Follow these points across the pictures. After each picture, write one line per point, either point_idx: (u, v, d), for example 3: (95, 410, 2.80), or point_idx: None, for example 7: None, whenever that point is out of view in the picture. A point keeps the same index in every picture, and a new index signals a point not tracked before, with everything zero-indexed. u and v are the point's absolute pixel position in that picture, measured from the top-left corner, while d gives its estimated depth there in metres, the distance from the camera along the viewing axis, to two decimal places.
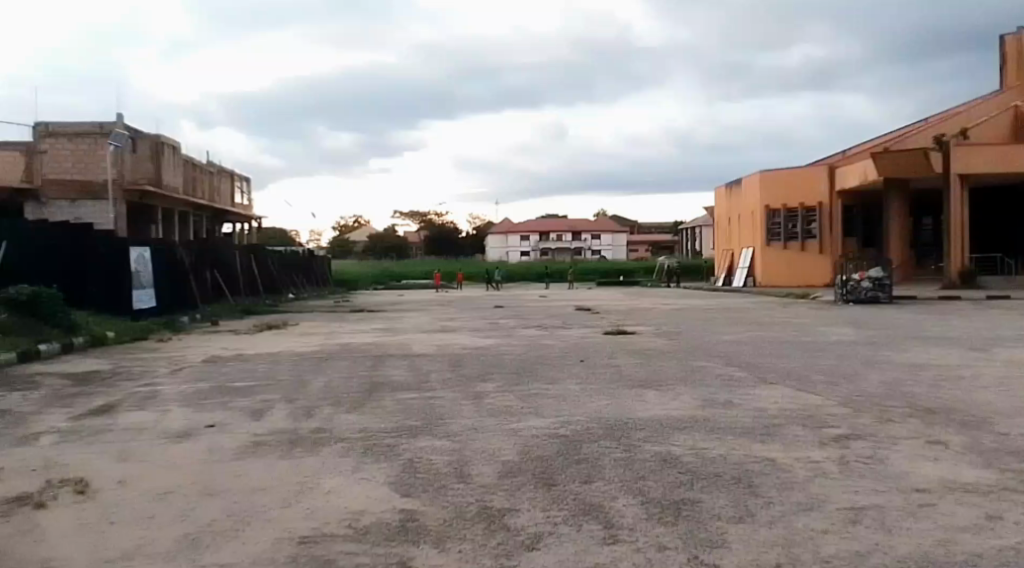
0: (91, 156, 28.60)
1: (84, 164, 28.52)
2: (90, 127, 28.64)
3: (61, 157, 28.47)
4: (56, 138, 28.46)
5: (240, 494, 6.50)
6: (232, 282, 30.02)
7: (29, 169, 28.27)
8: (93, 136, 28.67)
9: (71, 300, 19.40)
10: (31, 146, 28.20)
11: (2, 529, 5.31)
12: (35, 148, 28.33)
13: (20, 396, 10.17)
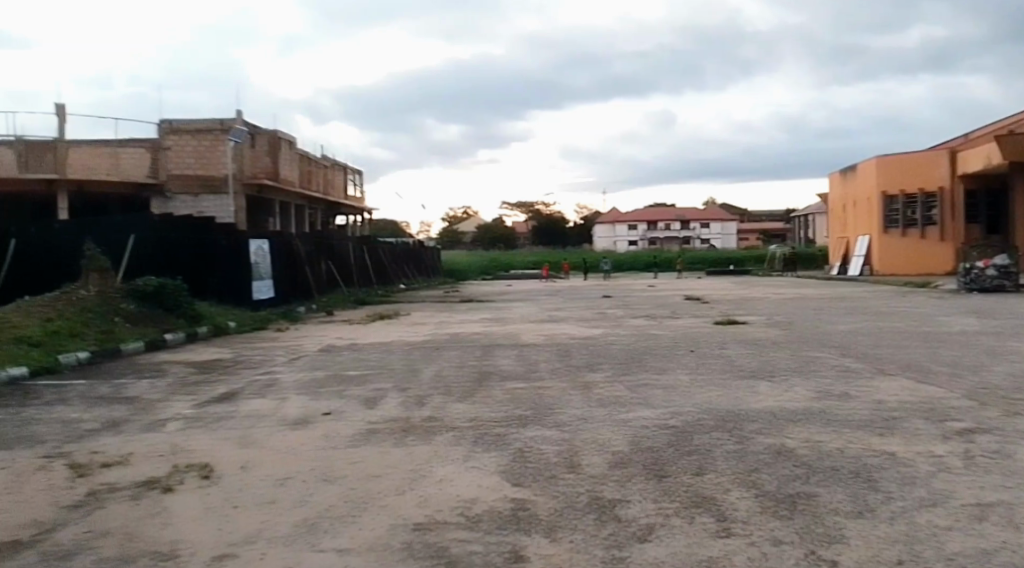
0: (212, 152, 29.97)
1: (206, 160, 29.90)
2: (210, 124, 29.88)
3: (183, 154, 29.83)
4: (180, 135, 29.86)
5: (355, 481, 6.64)
6: (345, 274, 30.94)
7: (155, 165, 29.58)
8: (213, 132, 29.87)
9: (196, 291, 20.14)
10: (157, 144, 29.43)
11: (134, 511, 5.59)
12: (161, 144, 29.69)
13: (151, 384, 10.77)
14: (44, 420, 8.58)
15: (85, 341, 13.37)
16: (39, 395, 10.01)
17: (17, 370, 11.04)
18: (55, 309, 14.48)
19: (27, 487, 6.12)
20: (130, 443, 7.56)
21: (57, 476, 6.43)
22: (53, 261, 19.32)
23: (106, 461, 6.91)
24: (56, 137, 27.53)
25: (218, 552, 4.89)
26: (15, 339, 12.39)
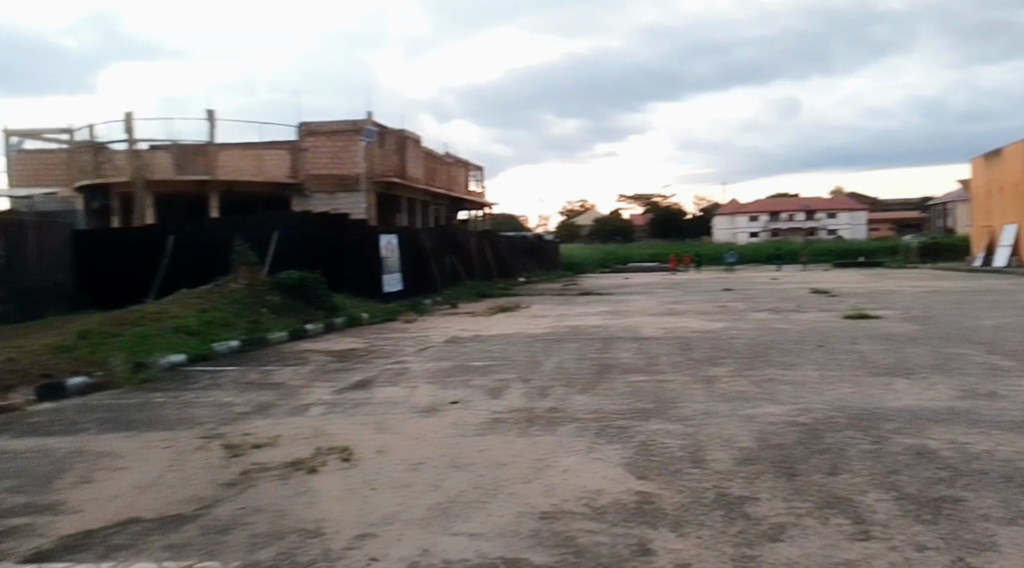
0: (347, 152, 28.67)
1: (342, 159, 28.67)
2: (344, 125, 28.48)
3: (320, 155, 28.66)
4: (317, 137, 28.63)
5: (484, 468, 6.82)
6: (468, 266, 31.52)
7: (293, 165, 28.64)
8: (347, 132, 28.54)
9: (332, 283, 20.87)
10: (295, 144, 28.38)
11: (282, 490, 5.94)
12: (299, 145, 28.53)
13: (293, 371, 11.39)
14: (201, 402, 9.24)
15: (235, 330, 14.24)
16: (194, 380, 10.77)
17: (177, 357, 11.90)
18: (206, 300, 15.45)
19: (187, 464, 6.61)
20: (277, 426, 8.02)
21: (214, 455, 6.92)
22: (205, 254, 20.59)
23: (255, 442, 7.37)
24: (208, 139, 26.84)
25: (359, 532, 5.14)
26: (174, 328, 13.34)
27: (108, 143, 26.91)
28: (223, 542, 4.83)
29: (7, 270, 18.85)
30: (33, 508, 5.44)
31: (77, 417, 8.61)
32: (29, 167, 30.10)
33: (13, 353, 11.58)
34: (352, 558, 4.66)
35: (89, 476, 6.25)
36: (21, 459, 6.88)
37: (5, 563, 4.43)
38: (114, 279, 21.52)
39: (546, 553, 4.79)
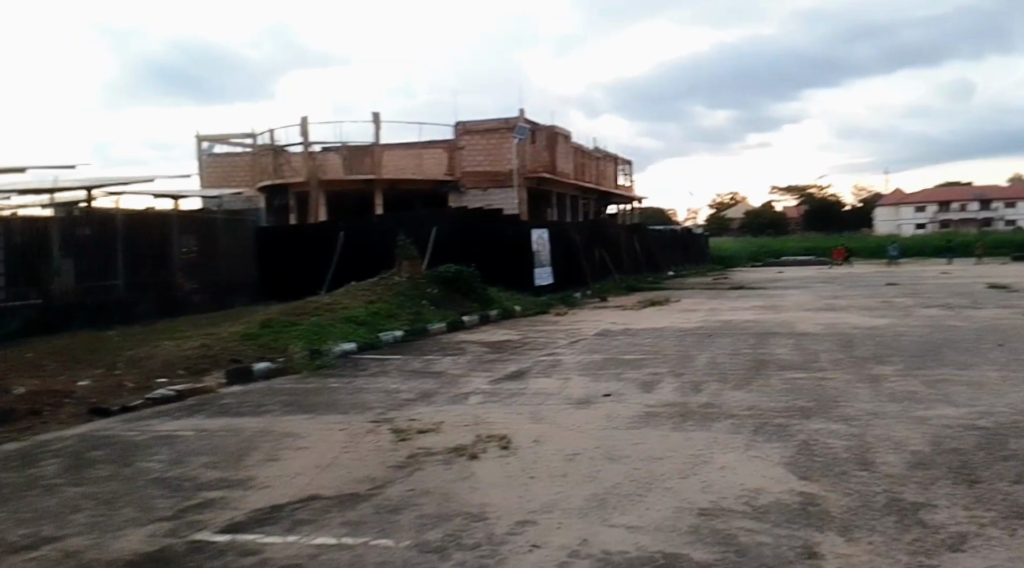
0: (501, 150, 29.17)
1: (495, 157, 29.07)
2: (497, 123, 28.89)
3: (475, 152, 29.15)
4: (472, 135, 29.20)
5: (641, 462, 6.78)
6: (617, 259, 31.38)
7: (451, 163, 29.32)
8: (500, 131, 29.00)
9: (486, 277, 21.46)
10: (453, 144, 29.07)
11: (446, 474, 6.16)
12: (456, 144, 29.19)
13: (452, 360, 11.76)
14: (370, 388, 9.72)
15: (399, 321, 14.86)
16: (364, 367, 11.35)
17: (350, 345, 12.58)
18: (373, 291, 16.19)
19: (360, 446, 6.97)
20: (440, 413, 8.32)
21: (384, 438, 7.27)
22: (372, 249, 21.98)
23: (421, 428, 7.67)
24: (373, 140, 27.70)
25: (520, 518, 5.24)
26: (346, 318, 14.06)
27: (287, 147, 28.47)
28: (394, 521, 5.07)
29: (201, 264, 20.29)
30: (227, 483, 5.91)
31: (262, 399, 9.28)
32: (217, 169, 32.54)
33: (207, 341, 12.61)
34: (514, 543, 4.76)
35: (274, 454, 6.72)
36: (215, 437, 7.50)
37: (205, 532, 4.84)
38: (291, 272, 23.06)
39: (707, 550, 4.71)
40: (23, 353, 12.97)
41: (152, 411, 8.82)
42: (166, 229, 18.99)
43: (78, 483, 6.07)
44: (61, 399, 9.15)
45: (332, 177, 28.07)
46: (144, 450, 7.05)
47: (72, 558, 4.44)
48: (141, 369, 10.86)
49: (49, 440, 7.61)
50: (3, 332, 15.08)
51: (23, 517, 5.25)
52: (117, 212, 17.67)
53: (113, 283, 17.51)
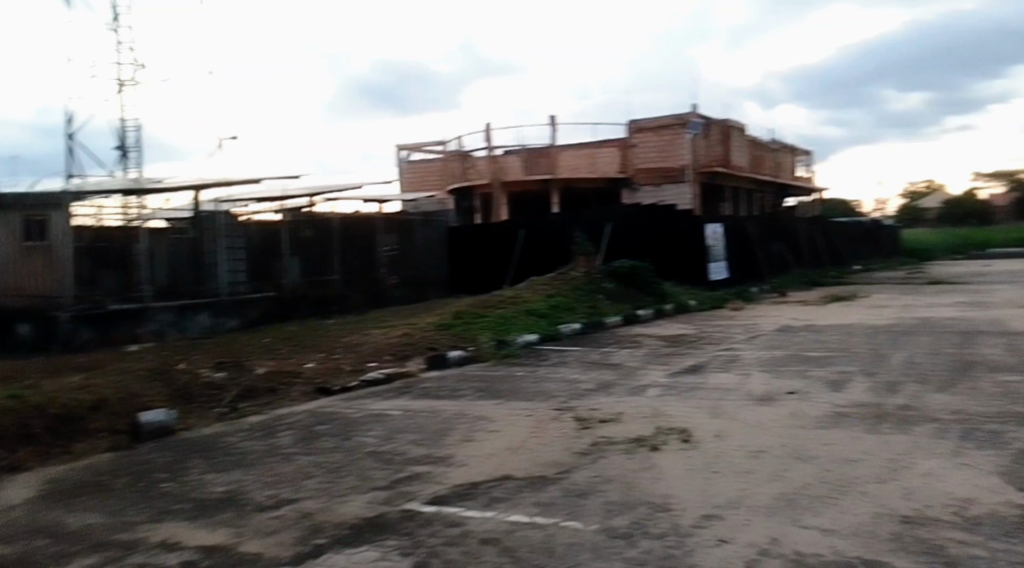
0: (673, 145, 28.54)
1: (667, 152, 28.55)
2: (670, 119, 28.46)
3: (648, 149, 28.88)
4: (644, 133, 28.92)
5: (832, 463, 6.53)
6: (798, 252, 30.14)
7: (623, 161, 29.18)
8: (672, 127, 28.49)
9: (661, 271, 21.27)
10: (625, 141, 28.84)
11: (629, 464, 6.23)
12: (627, 142, 29.05)
13: (629, 353, 11.82)
14: (553, 378, 9.99)
15: (576, 313, 15.07)
16: (546, 357, 11.66)
17: (531, 336, 12.91)
18: (551, 286, 16.47)
19: (547, 432, 7.28)
20: (622, 403, 8.44)
21: (567, 426, 7.50)
22: (549, 245, 22.32)
23: (602, 417, 7.83)
24: (550, 142, 28.03)
25: (705, 512, 5.21)
26: (527, 310, 14.47)
27: (472, 151, 29.48)
28: (582, 505, 5.25)
29: (401, 261, 21.92)
30: (430, 459, 6.62)
31: (457, 384, 9.84)
32: (414, 175, 34.18)
33: (406, 330, 13.43)
34: (701, 536, 4.76)
35: (470, 435, 7.31)
36: (417, 418, 8.19)
37: (414, 502, 5.53)
38: (473, 267, 23.87)
39: (910, 559, 4.47)
40: (256, 338, 14.42)
41: (364, 392, 9.67)
42: (371, 231, 20.70)
43: (308, 452, 7.09)
44: (293, 378, 10.05)
45: (512, 178, 28.72)
46: (361, 426, 7.93)
47: (308, 518, 5.36)
48: (354, 354, 11.74)
49: (281, 414, 8.61)
50: (247, 321, 17.08)
51: (267, 480, 6.30)
52: (336, 216, 19.58)
53: (329, 279, 19.48)
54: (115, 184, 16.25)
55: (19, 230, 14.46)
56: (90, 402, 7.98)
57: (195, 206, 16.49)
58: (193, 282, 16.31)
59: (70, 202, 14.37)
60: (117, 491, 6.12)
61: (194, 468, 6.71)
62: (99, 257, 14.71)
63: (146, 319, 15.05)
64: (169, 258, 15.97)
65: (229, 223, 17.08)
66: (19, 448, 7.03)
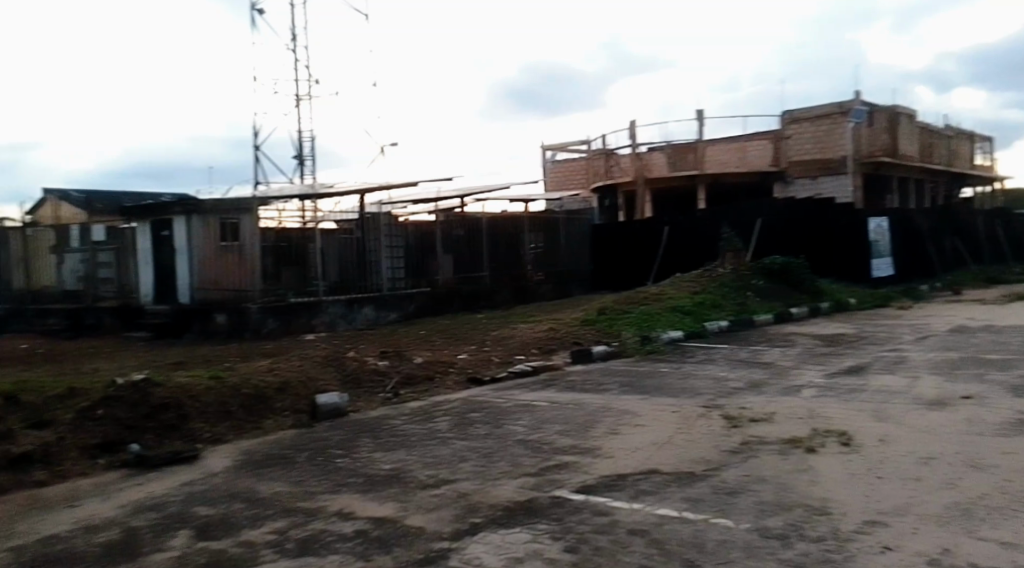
0: (832, 135, 27.19)
1: (825, 143, 27.29)
2: (829, 108, 27.13)
3: (804, 140, 27.65)
4: (800, 123, 27.77)
5: (1013, 474, 5.97)
6: (974, 247, 28.22)
7: (777, 154, 28.14)
8: (833, 116, 27.14)
9: (817, 267, 20.60)
10: (778, 134, 27.89)
11: (785, 465, 6.23)
12: (781, 134, 28.00)
13: (782, 352, 11.64)
14: (700, 374, 10.03)
15: (724, 311, 14.91)
16: (693, 354, 11.67)
17: (677, 333, 12.95)
18: (699, 283, 16.39)
19: (694, 429, 7.38)
20: (773, 403, 8.38)
21: (716, 424, 7.57)
22: (695, 241, 22.01)
23: (753, 416, 7.83)
24: (697, 137, 27.57)
25: (868, 518, 5.04)
26: (673, 308, 14.47)
27: (617, 149, 29.52)
28: (734, 503, 5.36)
29: (547, 258, 22.44)
30: (579, 449, 6.87)
31: (603, 378, 10.06)
32: (558, 175, 34.66)
33: (553, 324, 13.77)
34: (862, 542, 4.64)
35: (616, 428, 7.53)
36: (566, 409, 8.48)
37: (564, 489, 5.81)
38: (617, 263, 23.92)
39: None
40: (418, 330, 15.11)
41: (513, 382, 10.09)
42: (517, 229, 21.42)
43: (463, 437, 7.52)
44: (447, 367, 10.65)
45: (657, 175, 28.52)
46: (510, 415, 8.30)
47: (465, 498, 5.74)
48: (502, 347, 12.21)
49: (438, 401, 9.14)
50: (405, 314, 17.93)
51: (426, 461, 6.76)
52: (485, 216, 20.34)
53: (479, 275, 20.22)
54: (296, 188, 17.61)
55: (217, 231, 16.13)
56: (277, 383, 8.75)
57: (361, 208, 17.49)
58: (359, 278, 17.36)
59: (256, 205, 15.71)
60: (299, 464, 6.75)
61: (363, 446, 7.31)
62: (281, 255, 16.12)
63: (320, 311, 16.01)
64: (338, 256, 17.06)
65: (390, 223, 18.19)
66: (221, 422, 7.85)
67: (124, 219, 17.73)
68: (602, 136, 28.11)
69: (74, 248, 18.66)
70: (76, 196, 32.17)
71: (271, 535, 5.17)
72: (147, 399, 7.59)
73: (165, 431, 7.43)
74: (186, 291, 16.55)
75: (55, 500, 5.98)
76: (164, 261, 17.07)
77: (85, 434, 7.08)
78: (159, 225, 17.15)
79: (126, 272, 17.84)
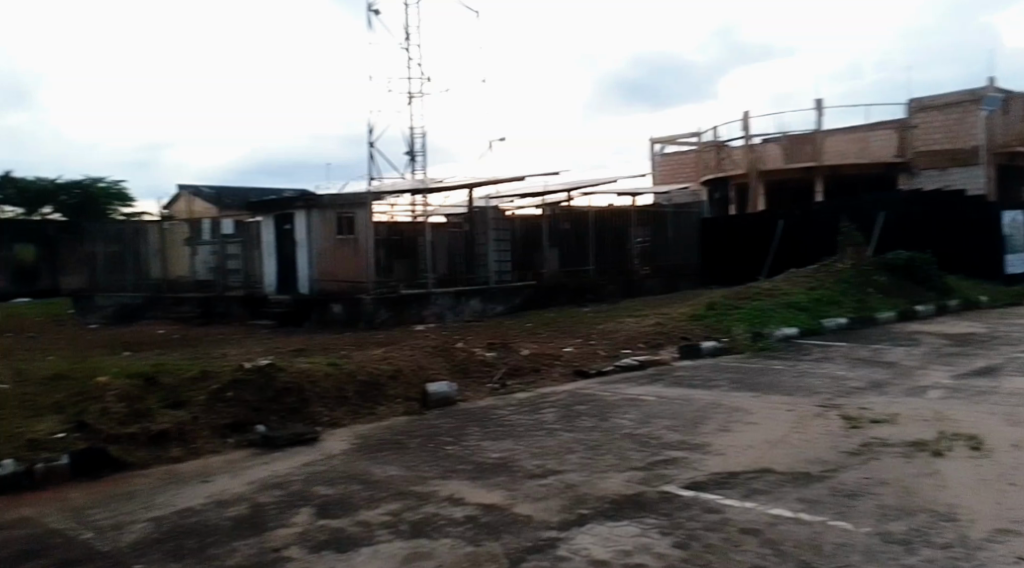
0: (962, 124, 25.67)
1: (955, 133, 25.83)
2: (960, 96, 25.60)
3: (931, 131, 26.27)
4: (929, 112, 26.32)
5: None
6: None
7: (902, 144, 26.74)
8: (964, 104, 25.57)
9: (943, 264, 19.61)
10: (904, 123, 26.53)
11: (908, 469, 5.99)
12: (908, 123, 26.59)
13: (905, 351, 11.16)
14: (816, 373, 9.75)
15: (843, 308, 14.39)
16: (808, 351, 11.35)
17: (791, 330, 12.62)
18: (816, 279, 15.87)
19: (810, 429, 7.19)
20: (895, 404, 8.06)
21: (834, 424, 7.36)
22: (812, 235, 21.32)
23: (873, 417, 7.56)
24: (815, 127, 26.66)
25: (999, 526, 4.80)
26: (787, 304, 14.09)
27: (728, 141, 28.87)
28: (852, 505, 5.22)
29: (654, 252, 22.20)
30: (688, 446, 6.82)
31: (712, 374, 9.92)
32: (666, 168, 34.24)
33: (661, 318, 13.66)
34: (993, 551, 4.43)
35: (727, 425, 7.42)
36: (674, 404, 8.42)
37: (673, 485, 5.79)
38: (728, 258, 23.46)
39: None
40: (525, 322, 15.26)
41: (621, 376, 10.09)
42: (624, 223, 21.31)
43: (571, 428, 7.59)
44: (553, 360, 10.72)
45: (771, 167, 27.74)
46: (617, 408, 8.31)
47: (572, 489, 5.80)
48: (609, 340, 12.20)
49: (545, 393, 9.23)
50: (512, 307, 18.14)
51: (534, 451, 6.86)
52: (591, 210, 20.32)
53: (586, 268, 20.22)
54: (407, 183, 18.06)
55: (334, 225, 16.77)
56: (390, 371, 9.06)
57: (470, 203, 17.80)
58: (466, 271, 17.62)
59: (370, 200, 16.13)
60: (412, 449, 6.98)
61: (473, 434, 7.48)
62: (394, 248, 16.58)
63: (430, 302, 16.43)
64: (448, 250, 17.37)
65: (498, 217, 18.41)
66: (339, 407, 8.19)
67: (250, 214, 18.68)
68: (714, 129, 27.55)
69: (204, 241, 19.73)
70: (207, 192, 34.05)
71: (386, 516, 5.38)
72: (272, 383, 8.01)
73: (288, 414, 7.81)
74: (305, 281, 17.43)
75: (189, 475, 6.40)
76: (286, 254, 17.97)
77: (216, 414, 7.54)
78: (281, 219, 18.05)
79: (252, 263, 18.76)
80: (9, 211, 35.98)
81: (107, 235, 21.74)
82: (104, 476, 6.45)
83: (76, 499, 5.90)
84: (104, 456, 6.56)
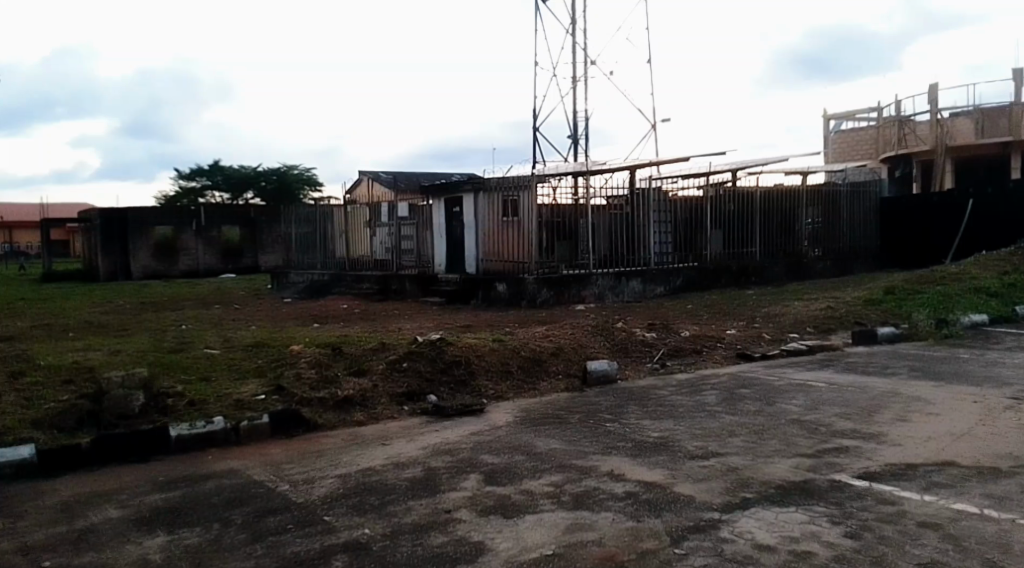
0: None
1: None
2: None
3: None
4: None
5: None
6: None
7: None
8: None
9: None
10: None
11: None
12: None
13: None
14: (1008, 362, 9.09)
15: None
16: (999, 340, 10.59)
17: (980, 316, 11.77)
18: (1014, 262, 14.73)
19: (999, 422, 6.78)
20: None
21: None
22: (1014, 215, 19.87)
23: None
24: (1014, 100, 24.47)
25: None
26: (975, 289, 13.17)
27: (913, 116, 26.95)
28: None
29: (826, 233, 21.22)
30: (860, 434, 6.61)
31: (888, 361, 9.47)
32: (842, 145, 32.53)
33: (832, 303, 13.12)
34: None
35: (903, 416, 7.10)
36: (845, 391, 8.14)
37: (844, 474, 5.65)
38: (913, 238, 21.91)
39: None
40: (687, 304, 15.04)
41: (787, 360, 9.84)
42: (795, 204, 20.45)
43: (732, 411, 7.52)
44: (714, 342, 10.57)
45: (961, 143, 25.68)
46: (783, 393, 8.14)
47: (735, 472, 5.78)
48: (774, 324, 11.90)
49: (705, 374, 9.19)
50: (672, 288, 18.06)
51: (695, 432, 6.87)
52: (758, 190, 19.62)
53: (751, 250, 19.74)
54: (570, 166, 18.15)
55: (500, 207, 17.36)
56: (551, 348, 9.31)
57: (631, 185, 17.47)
58: (627, 253, 17.60)
59: (535, 183, 16.41)
60: (573, 424, 7.18)
61: (633, 413, 7.57)
62: (556, 229, 16.85)
63: (590, 282, 16.68)
64: (609, 231, 17.34)
65: (661, 198, 18.18)
66: (502, 381, 8.52)
67: (424, 197, 19.76)
68: (896, 102, 25.86)
69: (383, 223, 20.77)
70: (387, 176, 35.99)
71: (550, 487, 5.60)
72: (442, 355, 8.46)
73: (457, 385, 8.22)
74: (473, 262, 18.37)
75: (369, 438, 6.90)
76: (455, 234, 19.05)
77: (393, 383, 8.06)
78: (452, 202, 19.00)
79: (424, 244, 19.76)
80: (218, 196, 39.56)
81: (299, 219, 23.48)
82: (297, 434, 7.09)
83: (274, 455, 6.52)
84: (297, 417, 7.20)
